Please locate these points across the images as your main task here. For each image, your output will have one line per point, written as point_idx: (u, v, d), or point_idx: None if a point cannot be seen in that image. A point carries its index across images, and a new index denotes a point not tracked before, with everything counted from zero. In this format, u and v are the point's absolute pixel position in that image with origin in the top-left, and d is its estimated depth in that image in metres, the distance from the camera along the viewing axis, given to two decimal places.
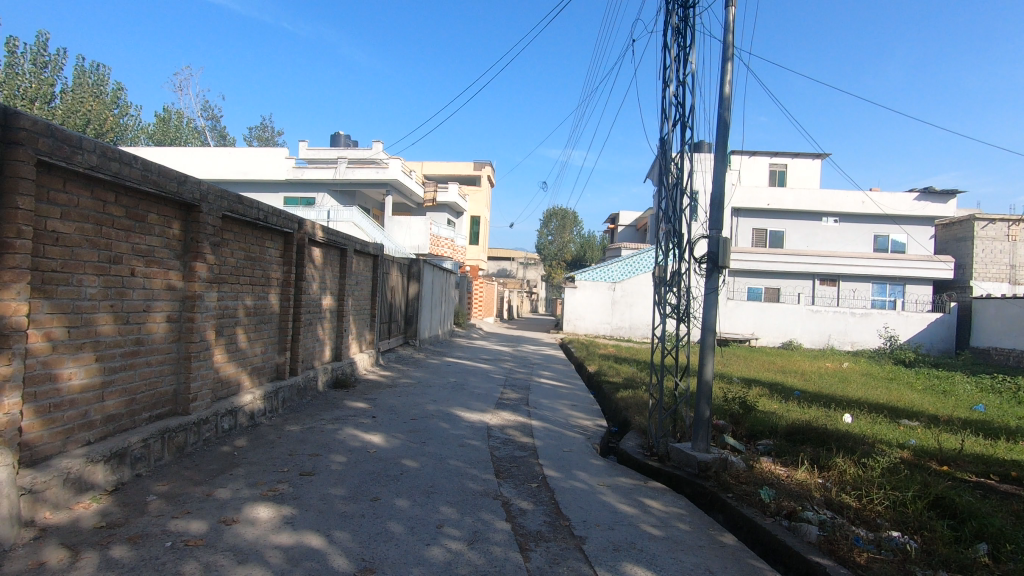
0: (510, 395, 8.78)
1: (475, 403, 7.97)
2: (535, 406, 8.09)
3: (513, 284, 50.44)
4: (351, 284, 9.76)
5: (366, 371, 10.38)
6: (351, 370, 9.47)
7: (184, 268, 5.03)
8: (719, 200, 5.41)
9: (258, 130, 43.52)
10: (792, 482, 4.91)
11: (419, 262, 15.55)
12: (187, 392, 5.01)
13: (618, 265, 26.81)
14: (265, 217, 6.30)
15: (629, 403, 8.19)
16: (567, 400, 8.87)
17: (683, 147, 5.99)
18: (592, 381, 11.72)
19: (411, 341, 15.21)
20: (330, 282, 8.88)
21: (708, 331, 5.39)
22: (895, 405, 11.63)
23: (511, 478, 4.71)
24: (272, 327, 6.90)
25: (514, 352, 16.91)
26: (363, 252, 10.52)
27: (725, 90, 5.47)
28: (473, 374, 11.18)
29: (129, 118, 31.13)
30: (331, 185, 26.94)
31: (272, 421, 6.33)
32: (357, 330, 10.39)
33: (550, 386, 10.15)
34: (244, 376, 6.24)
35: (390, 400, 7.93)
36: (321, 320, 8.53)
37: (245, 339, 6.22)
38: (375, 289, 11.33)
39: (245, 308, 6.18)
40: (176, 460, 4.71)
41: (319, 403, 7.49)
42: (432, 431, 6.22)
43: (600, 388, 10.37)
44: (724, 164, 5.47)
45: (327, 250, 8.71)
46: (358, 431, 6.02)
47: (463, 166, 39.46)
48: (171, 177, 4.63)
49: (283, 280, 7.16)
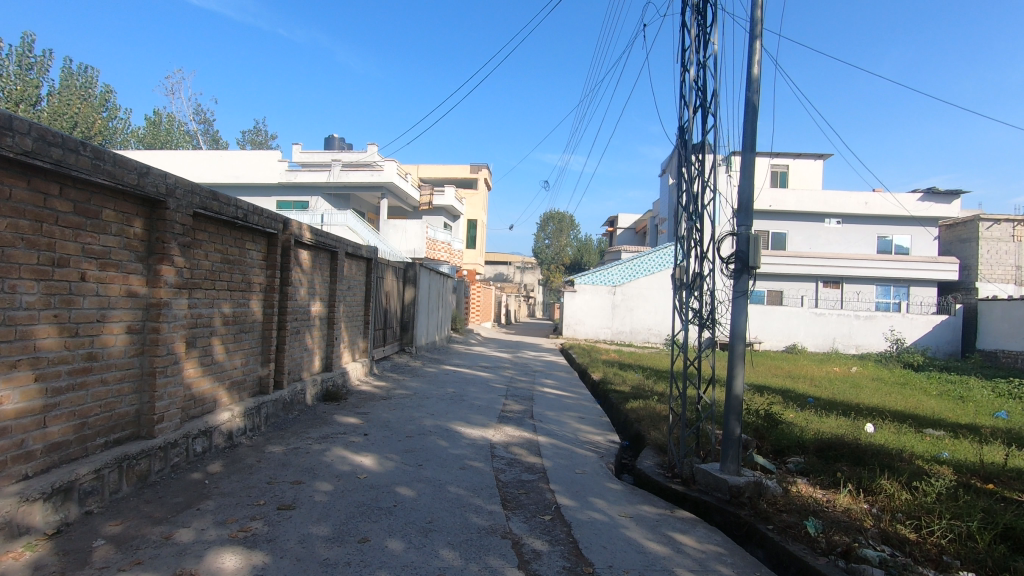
0: (513, 408, 8.21)
1: (476, 416, 7.38)
2: (540, 420, 7.51)
3: (512, 289, 49.78)
4: (342, 289, 9.19)
5: (359, 381, 9.77)
6: (342, 381, 8.87)
7: (149, 272, 4.44)
8: (748, 193, 4.84)
9: (252, 134, 42.94)
10: (837, 510, 4.34)
11: (414, 266, 14.96)
12: (151, 413, 4.42)
13: (618, 268, 26.24)
14: (244, 215, 5.72)
15: (641, 415, 7.62)
16: (574, 412, 8.31)
17: (704, 137, 5.44)
18: (598, 390, 11.13)
19: (407, 349, 14.62)
20: (320, 287, 8.30)
21: (737, 340, 4.80)
22: (916, 413, 11.04)
23: (520, 510, 4.13)
24: (254, 337, 6.31)
25: (513, 358, 16.35)
26: (355, 256, 9.95)
27: (754, 71, 4.93)
28: (472, 383, 10.61)
29: (119, 121, 30.53)
30: (326, 188, 26.37)
31: (253, 441, 5.74)
32: (349, 338, 9.80)
33: (555, 397, 9.57)
34: (221, 391, 5.65)
35: (385, 414, 7.34)
36: (309, 329, 7.93)
37: (222, 351, 5.63)
38: (368, 295, 10.77)
39: (222, 316, 5.58)
40: (137, 492, 4.11)
41: (307, 418, 6.90)
42: (430, 450, 5.64)
43: (608, 398, 9.78)
44: (753, 152, 4.91)
45: (316, 253, 8.15)
46: (347, 453, 5.42)
47: (459, 169, 38.94)
48: (129, 168, 4.05)
49: (267, 286, 6.57)
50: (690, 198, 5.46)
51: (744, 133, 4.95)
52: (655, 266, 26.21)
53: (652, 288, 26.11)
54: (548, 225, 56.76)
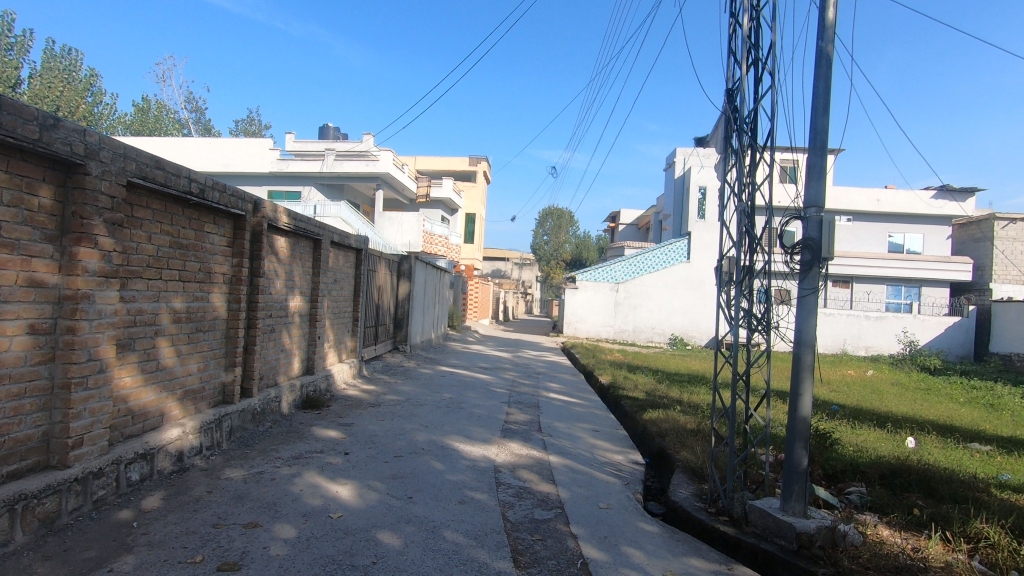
0: (517, 417, 7.29)
1: (476, 430, 6.42)
2: (550, 434, 6.57)
3: (510, 285, 48.78)
4: (327, 282, 8.22)
5: (345, 384, 8.79)
6: (325, 386, 7.92)
7: (62, 256, 3.46)
8: (820, 166, 3.93)
9: (245, 123, 41.80)
10: (939, 569, 3.42)
11: (410, 259, 13.92)
12: (65, 435, 3.45)
13: (621, 265, 25.30)
14: (200, 190, 4.75)
15: (665, 429, 6.73)
16: (586, 424, 7.36)
17: (759, 100, 4.47)
18: (608, 397, 10.23)
19: (400, 347, 13.67)
20: (300, 280, 7.34)
21: (804, 347, 3.86)
22: (953, 424, 10.11)
23: (536, 569, 3.20)
24: (215, 337, 5.32)
25: (513, 359, 15.44)
26: (342, 246, 8.99)
27: (829, 15, 3.99)
28: (471, 387, 9.64)
29: (105, 107, 29.33)
30: (319, 178, 25.38)
31: (210, 463, 4.77)
32: (335, 336, 8.83)
33: (563, 404, 8.64)
34: (170, 403, 4.68)
35: (371, 426, 6.38)
36: (287, 327, 6.97)
37: (171, 355, 4.66)
38: (358, 289, 9.80)
39: (172, 313, 4.62)
40: (35, 542, 3.14)
41: (281, 432, 5.92)
42: (423, 477, 4.66)
43: (621, 406, 8.90)
44: (828, 115, 3.97)
45: (295, 240, 7.15)
46: (322, 480, 4.45)
47: (458, 161, 37.93)
48: (25, 116, 3.08)
49: (233, 276, 5.57)
50: (741, 173, 4.49)
51: (814, 92, 4.02)
52: (660, 262, 25.28)
53: (657, 286, 25.20)
54: (546, 221, 55.61)
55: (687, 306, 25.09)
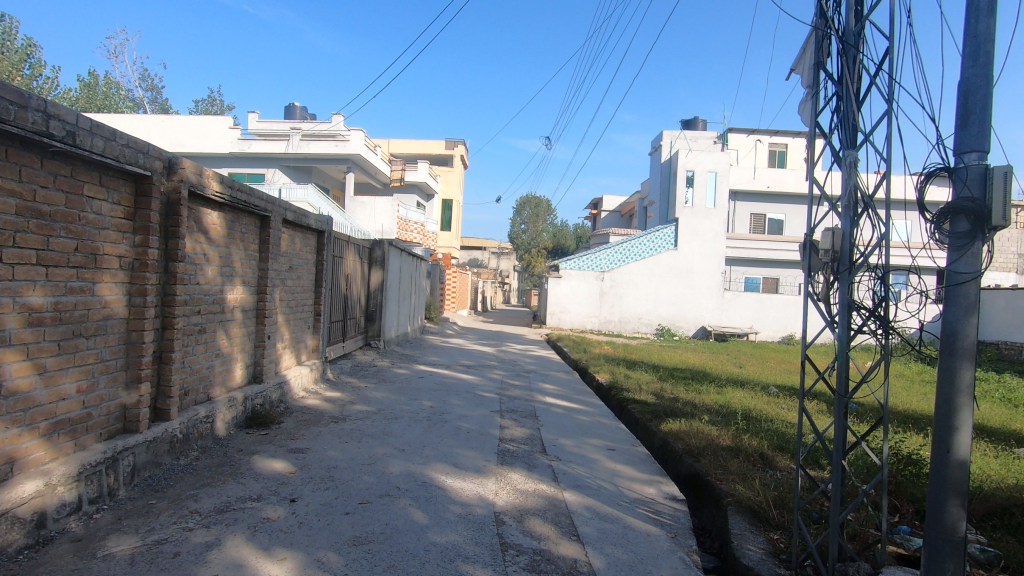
0: (515, 434, 6.00)
1: (465, 455, 5.06)
2: (559, 456, 5.29)
3: (488, 274, 47.44)
4: (279, 270, 6.77)
5: (304, 393, 7.35)
6: (276, 397, 6.47)
7: None
8: (984, 90, 2.66)
9: (205, 104, 39.47)
10: None
11: (383, 246, 12.42)
12: None
13: (607, 252, 24.15)
14: (64, 134, 3.24)
15: (697, 447, 5.55)
16: (597, 439, 6.06)
17: (867, 10, 3.19)
18: (611, 400, 9.05)
19: (373, 343, 12.25)
20: (243, 267, 5.85)
21: (960, 358, 2.62)
22: (987, 425, 9.11)
23: None
24: (108, 343, 3.84)
25: (497, 354, 14.15)
26: (299, 227, 7.48)
27: None
28: (453, 391, 8.27)
29: (45, 80, 26.80)
30: (284, 160, 23.55)
31: (93, 525, 3.35)
32: (292, 334, 7.39)
33: (564, 412, 7.39)
34: (27, 443, 3.21)
35: (331, 452, 4.98)
36: (223, 326, 5.50)
37: (26, 373, 3.19)
38: (320, 278, 8.34)
39: (23, 315, 3.14)
40: None
41: (209, 466, 4.49)
42: (398, 540, 3.30)
43: (631, 412, 7.71)
44: (994, 16, 2.69)
45: (235, 215, 5.66)
46: (250, 555, 3.05)
47: (434, 144, 36.26)
48: None
49: (136, 260, 4.07)
50: (846, 110, 3.17)
51: None
52: (646, 250, 24.19)
53: (643, 274, 24.13)
54: (524, 209, 55.88)
55: (675, 295, 24.07)
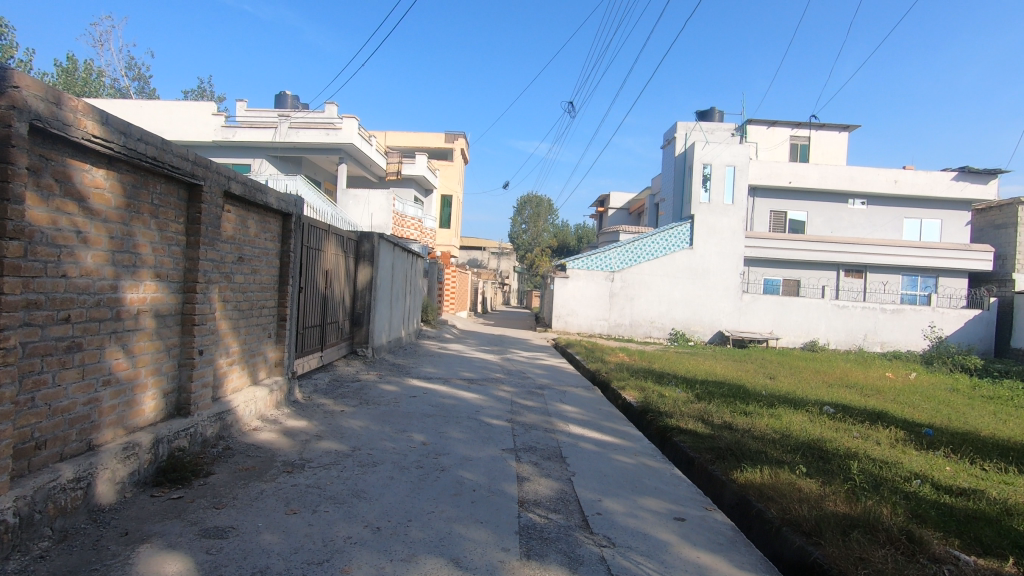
0: (542, 493, 4.25)
1: (469, 540, 3.32)
2: (612, 538, 3.55)
3: (488, 275, 45.49)
4: (220, 261, 5.05)
5: (257, 422, 5.62)
6: (208, 433, 4.73)
7: None
8: None
9: (194, 94, 37.84)
10: None
11: (373, 238, 10.66)
12: None
13: (617, 251, 22.46)
14: None
15: (809, 519, 3.81)
16: (653, 501, 4.31)
17: None
18: (648, 427, 7.33)
19: (360, 351, 10.55)
20: (155, 254, 4.13)
21: None
22: None
23: None
24: None
25: (502, 363, 12.40)
26: (253, 206, 5.75)
27: None
28: (452, 418, 6.52)
29: (18, 63, 25.07)
30: (272, 149, 21.83)
31: None
32: (243, 343, 5.66)
33: (599, 450, 5.64)
34: None
35: (265, 536, 3.24)
36: (119, 340, 3.78)
37: None
38: (285, 273, 6.59)
39: None
40: None
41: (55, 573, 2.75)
42: None
43: (681, 448, 5.98)
44: None
45: (139, 175, 3.90)
46: None
47: (433, 137, 34.55)
48: None
49: None
50: None
51: None
52: (660, 249, 22.46)
53: (656, 274, 22.40)
54: (525, 208, 54.23)
55: (690, 297, 22.36)
